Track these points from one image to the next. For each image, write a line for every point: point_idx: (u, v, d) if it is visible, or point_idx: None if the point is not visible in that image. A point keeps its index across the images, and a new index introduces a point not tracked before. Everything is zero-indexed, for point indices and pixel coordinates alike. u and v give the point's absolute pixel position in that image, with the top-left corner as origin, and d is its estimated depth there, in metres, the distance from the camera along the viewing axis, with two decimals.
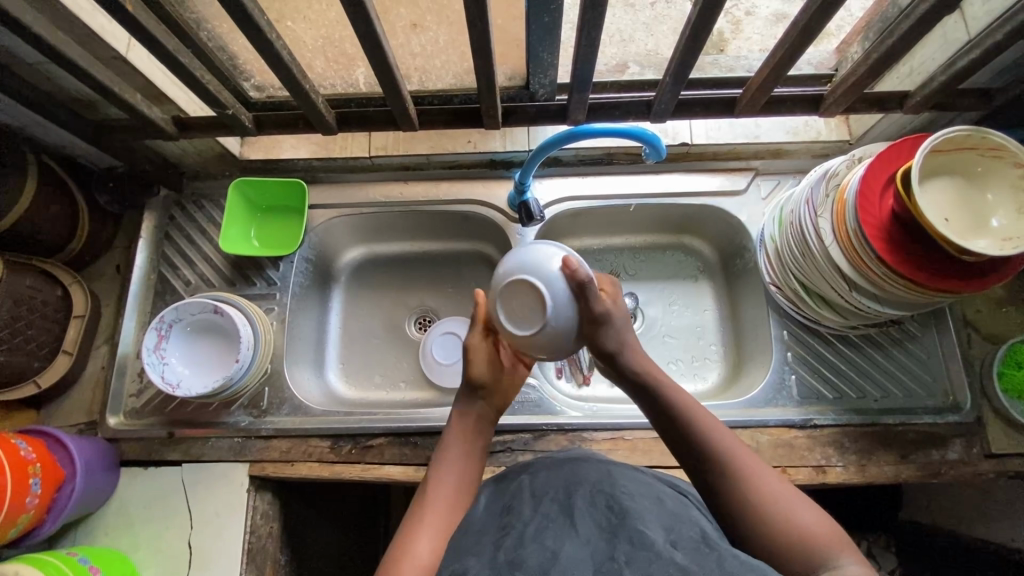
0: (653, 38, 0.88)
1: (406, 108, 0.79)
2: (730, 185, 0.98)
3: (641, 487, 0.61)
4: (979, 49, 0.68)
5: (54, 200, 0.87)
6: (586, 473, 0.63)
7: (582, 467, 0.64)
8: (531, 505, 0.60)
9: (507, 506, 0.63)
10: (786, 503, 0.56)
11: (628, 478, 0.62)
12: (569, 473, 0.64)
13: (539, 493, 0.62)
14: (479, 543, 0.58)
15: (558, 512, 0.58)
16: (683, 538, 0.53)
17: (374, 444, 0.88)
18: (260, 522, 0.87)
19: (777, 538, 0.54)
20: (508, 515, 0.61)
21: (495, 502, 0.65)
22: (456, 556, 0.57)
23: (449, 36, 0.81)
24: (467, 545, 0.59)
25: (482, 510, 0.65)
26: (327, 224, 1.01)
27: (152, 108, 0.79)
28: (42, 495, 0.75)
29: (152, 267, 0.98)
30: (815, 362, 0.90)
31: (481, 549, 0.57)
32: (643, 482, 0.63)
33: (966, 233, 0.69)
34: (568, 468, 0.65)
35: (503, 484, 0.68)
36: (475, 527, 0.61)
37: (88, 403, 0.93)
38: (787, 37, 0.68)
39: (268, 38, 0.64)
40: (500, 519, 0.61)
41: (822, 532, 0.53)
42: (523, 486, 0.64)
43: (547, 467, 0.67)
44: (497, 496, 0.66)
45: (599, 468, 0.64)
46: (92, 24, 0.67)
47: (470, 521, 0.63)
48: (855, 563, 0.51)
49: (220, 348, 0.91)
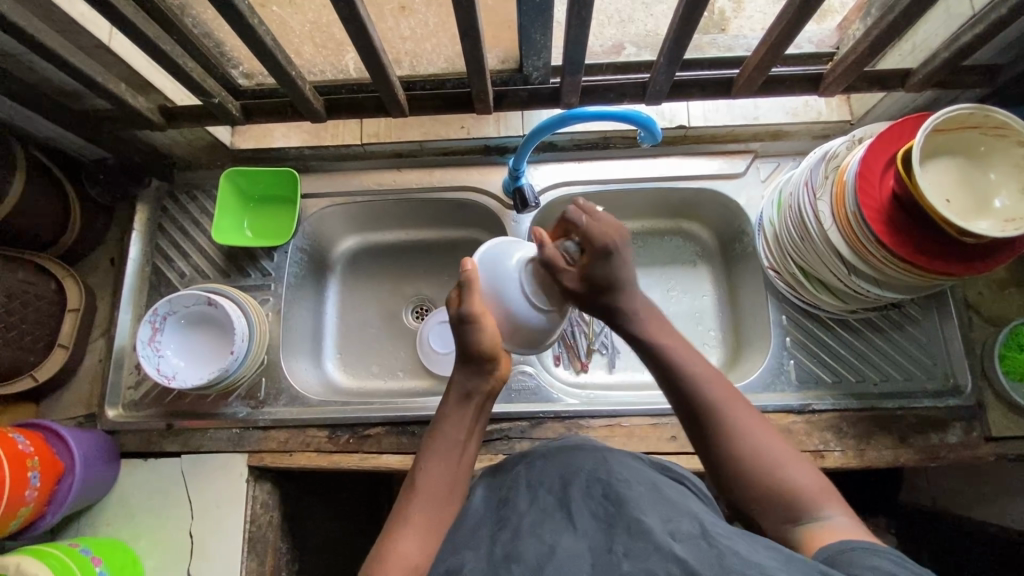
0: (653, 18, 0.84)
1: (396, 94, 0.78)
2: (729, 168, 0.96)
3: (637, 475, 0.61)
4: (982, 25, 0.66)
5: (44, 192, 0.86)
6: (582, 463, 0.62)
7: (577, 456, 0.64)
8: (526, 497, 0.60)
9: (502, 497, 0.63)
10: (783, 460, 0.58)
11: (624, 465, 0.62)
12: (564, 464, 0.63)
13: (535, 484, 0.62)
14: (474, 533, 0.59)
15: (555, 505, 0.58)
16: (681, 529, 0.53)
17: (371, 433, 0.88)
18: (260, 512, 0.88)
19: (771, 492, 0.57)
20: (503, 507, 0.61)
21: (492, 492, 0.65)
22: (455, 544, 0.58)
23: (438, 18, 0.77)
24: (465, 538, 0.59)
25: (477, 500, 0.65)
26: (320, 213, 1.00)
27: (138, 99, 0.78)
28: (42, 488, 0.75)
29: (147, 259, 0.97)
30: (813, 346, 0.89)
31: (478, 540, 0.58)
32: (641, 469, 0.62)
33: (967, 215, 0.68)
34: (564, 458, 0.64)
35: (500, 474, 0.68)
36: (473, 516, 0.62)
37: (87, 396, 0.93)
38: (784, 15, 0.66)
39: (251, 23, 0.62)
40: (495, 511, 0.61)
41: (808, 487, 0.56)
42: (519, 478, 0.64)
43: (543, 457, 0.66)
44: (493, 487, 0.66)
45: (596, 457, 0.63)
46: (72, 13, 0.66)
47: (468, 509, 0.63)
48: (843, 515, 0.55)
49: (216, 339, 0.91)
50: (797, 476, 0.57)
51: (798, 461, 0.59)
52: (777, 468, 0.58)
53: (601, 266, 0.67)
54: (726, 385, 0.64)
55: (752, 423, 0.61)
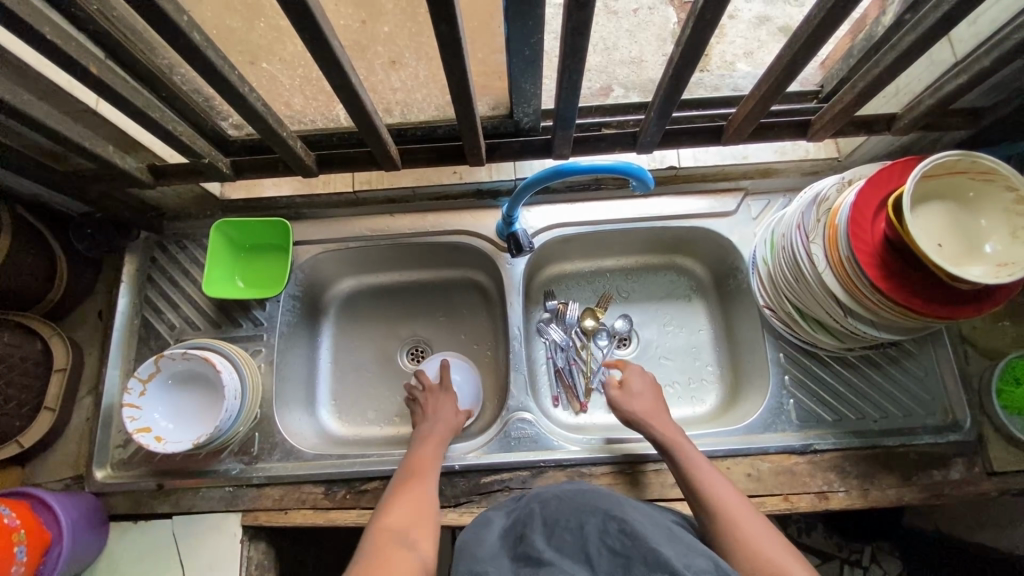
0: (637, 46, 0.92)
1: (386, 147, 0.77)
2: (720, 206, 0.97)
3: (650, 519, 0.65)
4: (965, 75, 0.67)
5: (30, 251, 0.85)
6: (597, 504, 0.66)
7: (592, 496, 0.68)
8: (544, 532, 0.63)
9: (518, 532, 0.66)
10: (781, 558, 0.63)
11: (636, 509, 0.67)
12: (580, 502, 0.67)
13: (551, 519, 0.66)
14: (494, 559, 0.61)
15: (573, 543, 0.61)
16: (695, 564, 0.57)
17: (368, 488, 0.86)
18: (256, 573, 0.85)
19: None
20: (520, 541, 0.64)
21: (507, 530, 0.68)
22: (474, 561, 0.61)
23: (429, 71, 0.79)
24: (479, 555, 0.62)
25: (494, 533, 0.68)
26: (313, 260, 0.99)
27: (126, 158, 0.77)
28: (29, 562, 0.73)
29: (135, 312, 0.96)
30: (813, 385, 0.89)
31: (497, 564, 0.61)
32: (653, 515, 0.67)
33: (960, 260, 0.68)
34: (580, 499, 0.68)
35: (514, 512, 0.72)
36: (487, 545, 0.65)
37: (74, 457, 0.91)
38: (772, 70, 0.66)
39: (241, 92, 0.61)
40: (511, 545, 0.64)
41: None
42: (535, 514, 0.68)
43: (556, 497, 0.70)
44: (509, 523, 0.69)
45: (609, 499, 0.68)
46: (58, 81, 0.65)
47: (484, 540, 0.66)
48: None
49: (206, 395, 0.87)
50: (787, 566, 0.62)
51: (788, 554, 0.64)
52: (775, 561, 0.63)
53: (636, 383, 0.87)
54: (732, 491, 0.71)
55: (749, 520, 0.67)
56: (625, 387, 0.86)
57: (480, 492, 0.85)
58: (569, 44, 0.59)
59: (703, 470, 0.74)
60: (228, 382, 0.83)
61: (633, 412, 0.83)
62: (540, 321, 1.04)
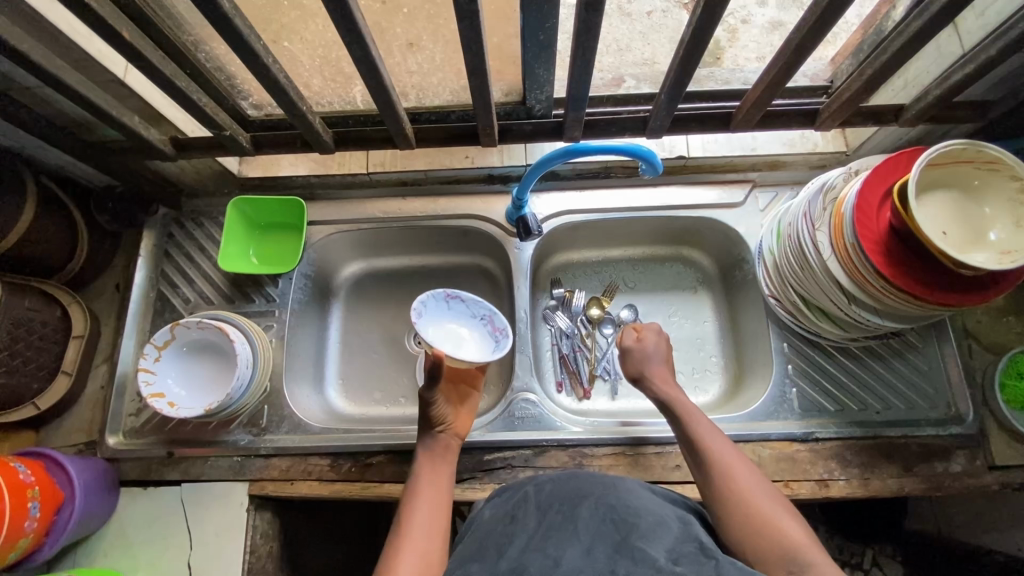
0: (650, 48, 0.95)
1: (402, 126, 0.80)
2: (728, 198, 0.98)
3: (642, 501, 0.67)
4: (972, 65, 0.67)
5: (53, 219, 0.87)
6: (591, 489, 0.68)
7: (586, 481, 0.70)
8: (536, 517, 0.66)
9: (511, 513, 0.68)
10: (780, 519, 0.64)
11: (630, 492, 0.69)
12: (574, 488, 0.69)
13: (545, 504, 0.68)
14: (484, 547, 0.64)
15: (564, 524, 0.64)
16: (681, 553, 0.59)
17: (373, 462, 0.88)
18: (260, 542, 0.87)
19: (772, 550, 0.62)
20: (511, 524, 0.67)
21: (499, 508, 0.71)
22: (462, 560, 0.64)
23: (446, 55, 0.81)
24: (469, 550, 0.65)
25: (487, 514, 0.71)
26: (325, 240, 1.01)
27: (150, 130, 0.79)
28: (41, 518, 0.75)
29: (151, 285, 0.98)
30: (815, 375, 0.90)
31: (484, 556, 0.63)
32: (646, 495, 0.69)
33: (964, 248, 0.69)
34: (575, 483, 0.70)
35: (508, 492, 0.74)
36: (484, 530, 0.67)
37: (88, 424, 0.93)
38: (781, 56, 0.67)
39: (264, 62, 0.63)
40: (503, 527, 0.67)
41: (801, 544, 0.61)
42: (529, 497, 0.70)
43: (551, 480, 0.72)
44: (503, 504, 0.71)
45: (604, 483, 0.70)
46: (89, 50, 0.67)
47: (479, 525, 0.69)
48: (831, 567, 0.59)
49: (217, 365, 0.90)
50: (786, 528, 0.63)
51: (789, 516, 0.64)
52: (773, 523, 0.63)
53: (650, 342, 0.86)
54: (735, 455, 0.71)
55: (751, 484, 0.68)
56: (641, 342, 0.86)
57: (483, 468, 0.87)
58: (583, 22, 0.60)
59: (707, 434, 0.74)
60: (241, 351, 0.85)
61: (640, 369, 0.84)
62: (547, 308, 1.05)
